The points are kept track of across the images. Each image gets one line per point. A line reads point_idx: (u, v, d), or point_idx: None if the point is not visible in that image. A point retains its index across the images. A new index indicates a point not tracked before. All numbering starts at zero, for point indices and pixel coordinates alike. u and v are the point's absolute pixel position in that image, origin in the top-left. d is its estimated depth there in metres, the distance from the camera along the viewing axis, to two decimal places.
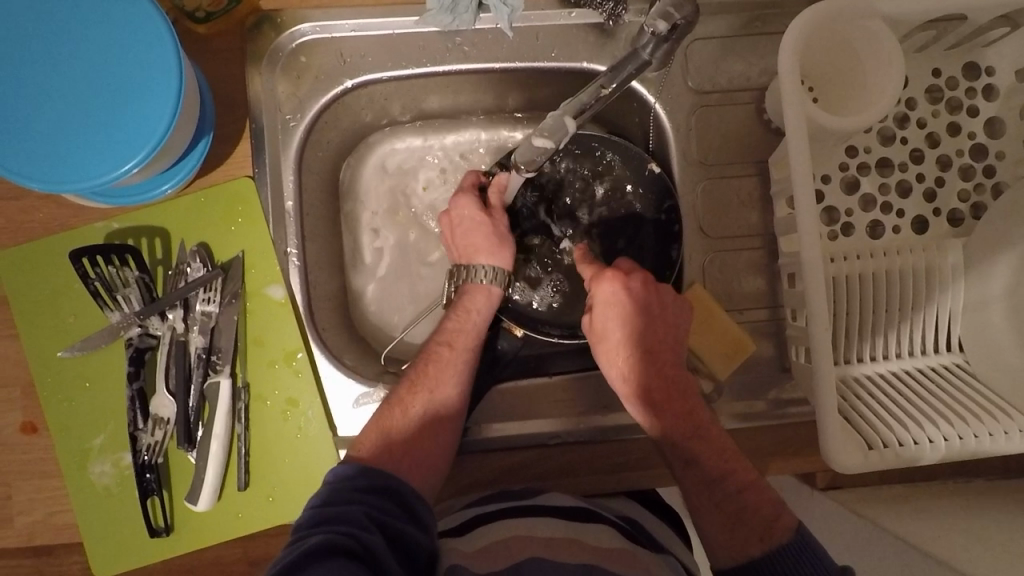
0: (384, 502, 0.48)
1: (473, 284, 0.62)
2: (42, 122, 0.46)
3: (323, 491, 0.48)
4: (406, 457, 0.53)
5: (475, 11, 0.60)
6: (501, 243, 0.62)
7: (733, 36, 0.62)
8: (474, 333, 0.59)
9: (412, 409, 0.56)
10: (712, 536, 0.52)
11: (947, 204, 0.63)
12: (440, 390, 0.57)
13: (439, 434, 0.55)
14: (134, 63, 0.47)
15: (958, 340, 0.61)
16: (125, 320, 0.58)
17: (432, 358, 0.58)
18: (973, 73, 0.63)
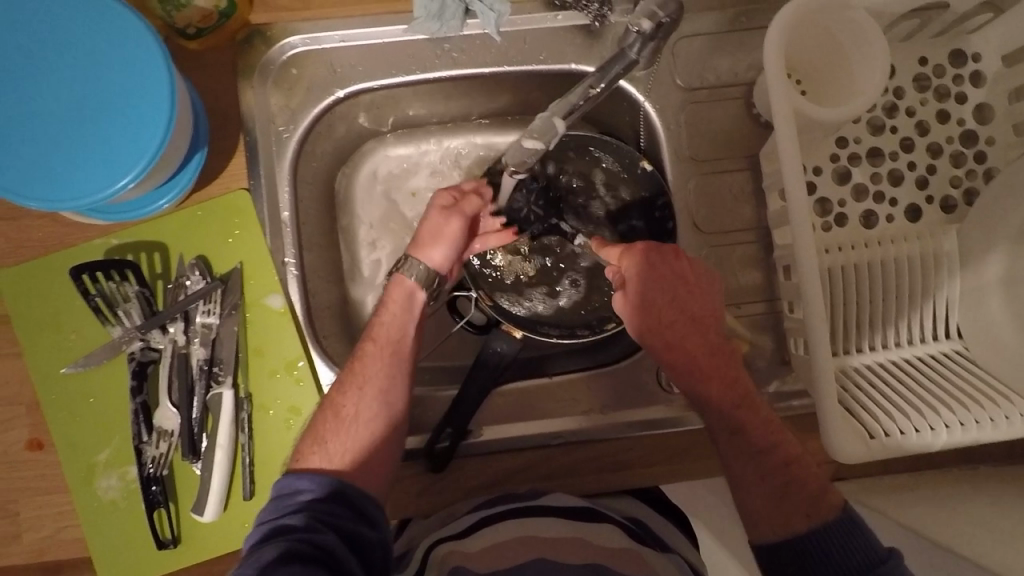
0: (333, 505, 0.48)
1: (400, 278, 0.59)
2: (39, 143, 0.47)
3: (270, 504, 0.48)
4: (343, 457, 0.52)
5: (462, 17, 0.60)
6: (437, 240, 0.60)
7: (719, 32, 0.63)
8: (399, 326, 0.57)
9: (342, 408, 0.54)
10: (753, 507, 0.52)
11: (939, 192, 0.63)
12: (369, 385, 0.55)
13: (373, 428, 0.53)
14: (127, 81, 0.48)
15: (956, 328, 0.61)
16: (127, 335, 0.59)
17: (360, 357, 0.56)
18: (960, 61, 0.63)
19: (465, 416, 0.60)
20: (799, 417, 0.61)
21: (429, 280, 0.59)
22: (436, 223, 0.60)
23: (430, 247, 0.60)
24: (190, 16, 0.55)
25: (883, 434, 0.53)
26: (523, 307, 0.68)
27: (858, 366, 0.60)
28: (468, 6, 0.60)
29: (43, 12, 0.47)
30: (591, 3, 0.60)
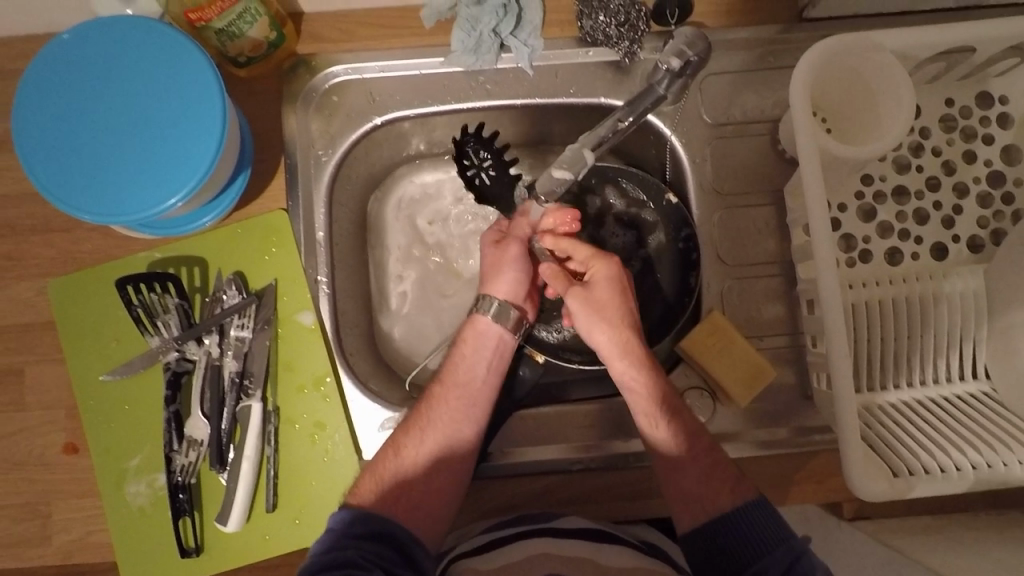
0: (387, 551, 0.50)
1: (477, 318, 0.61)
2: (99, 161, 0.50)
3: (323, 535, 0.51)
4: (400, 498, 0.54)
5: (497, 51, 0.63)
6: (500, 271, 0.61)
7: (746, 71, 0.65)
8: (468, 369, 0.59)
9: (404, 448, 0.57)
10: (685, 487, 0.54)
11: (967, 231, 0.63)
12: (433, 427, 0.57)
13: (434, 472, 0.56)
14: (183, 106, 0.51)
15: (984, 368, 0.60)
16: (163, 345, 0.61)
17: (430, 398, 0.59)
18: (986, 103, 0.64)
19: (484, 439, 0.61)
20: (820, 452, 0.61)
21: (507, 314, 0.61)
22: (494, 255, 0.62)
23: (498, 281, 0.61)
24: (241, 46, 0.59)
25: (907, 473, 0.52)
26: (546, 332, 0.69)
27: (882, 403, 0.60)
28: (503, 41, 0.63)
29: (112, 44, 0.50)
30: (621, 41, 0.62)
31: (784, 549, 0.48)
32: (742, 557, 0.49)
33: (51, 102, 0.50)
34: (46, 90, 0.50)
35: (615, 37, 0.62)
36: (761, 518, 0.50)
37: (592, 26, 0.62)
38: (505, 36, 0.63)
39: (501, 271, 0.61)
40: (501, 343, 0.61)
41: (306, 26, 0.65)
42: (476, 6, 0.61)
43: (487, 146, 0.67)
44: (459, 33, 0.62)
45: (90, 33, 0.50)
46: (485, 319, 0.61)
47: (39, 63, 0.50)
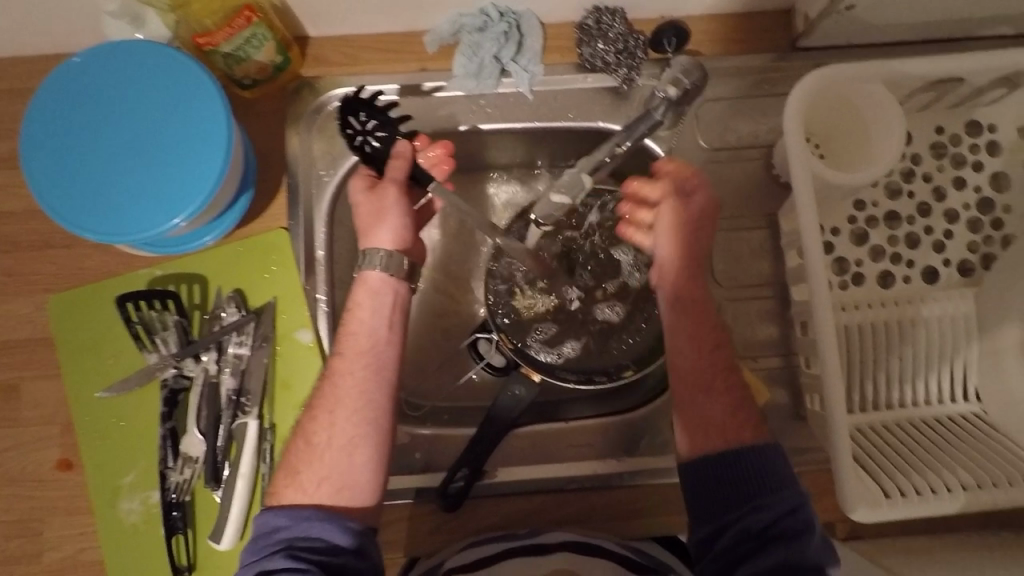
0: (312, 540, 0.50)
1: (366, 274, 0.57)
2: (107, 184, 0.51)
3: (254, 542, 0.51)
4: (319, 484, 0.52)
5: (497, 77, 0.65)
6: (381, 217, 0.56)
7: (740, 98, 0.66)
8: (369, 331, 0.56)
9: (314, 434, 0.54)
10: (709, 414, 0.53)
11: (957, 255, 0.64)
12: (341, 406, 0.54)
13: (351, 449, 0.53)
14: (191, 130, 0.52)
15: (974, 391, 0.61)
16: (161, 362, 0.61)
17: (330, 375, 0.55)
18: (976, 131, 0.65)
19: (482, 457, 0.60)
20: (811, 473, 0.62)
21: (397, 264, 0.57)
22: (371, 202, 0.56)
23: (379, 230, 0.56)
24: (247, 69, 0.60)
25: (899, 494, 0.52)
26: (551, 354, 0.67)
27: (875, 425, 0.60)
28: (503, 67, 0.65)
29: (122, 69, 0.52)
30: (620, 67, 0.64)
31: (791, 493, 0.49)
32: (747, 489, 0.50)
33: (64, 126, 0.51)
34: (60, 114, 0.51)
35: (614, 63, 0.64)
36: (766, 463, 0.50)
37: (591, 53, 0.64)
38: (506, 62, 0.64)
39: (382, 219, 0.56)
40: (398, 295, 0.57)
41: (310, 49, 0.66)
42: (478, 33, 0.63)
43: (381, 115, 0.55)
44: (461, 58, 0.64)
45: (104, 59, 0.52)
46: (375, 273, 0.56)
47: (53, 87, 0.51)
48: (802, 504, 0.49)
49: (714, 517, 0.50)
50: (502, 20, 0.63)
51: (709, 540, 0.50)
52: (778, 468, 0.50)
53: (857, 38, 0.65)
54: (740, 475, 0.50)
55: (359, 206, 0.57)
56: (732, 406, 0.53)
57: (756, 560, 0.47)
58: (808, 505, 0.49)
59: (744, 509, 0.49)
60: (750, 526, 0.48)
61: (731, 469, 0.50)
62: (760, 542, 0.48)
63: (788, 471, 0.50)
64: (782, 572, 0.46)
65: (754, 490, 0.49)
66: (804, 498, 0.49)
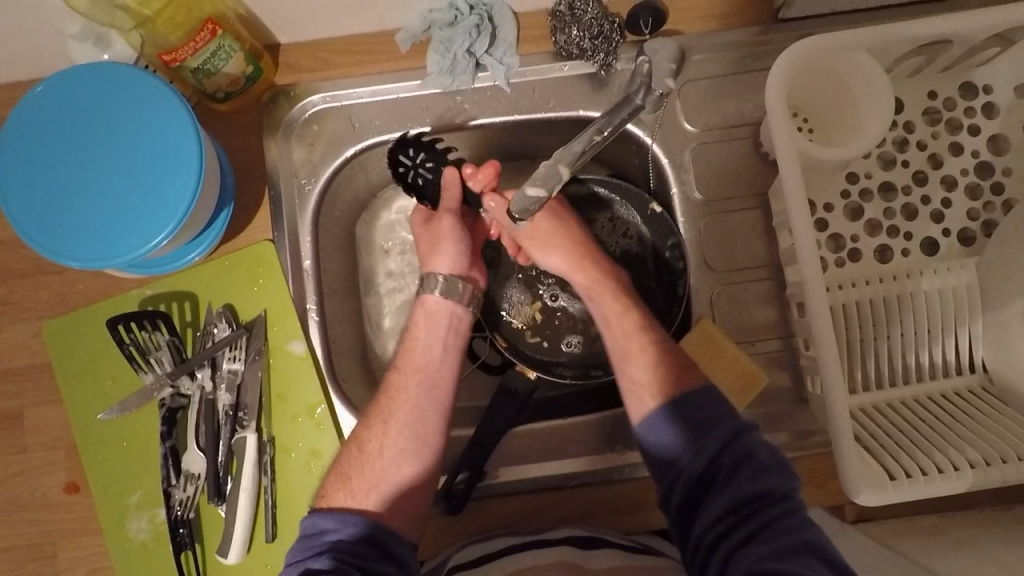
0: (361, 545, 0.48)
1: (426, 298, 0.59)
2: (77, 206, 0.51)
3: (298, 543, 0.50)
4: (367, 492, 0.52)
5: (472, 71, 0.63)
6: (437, 245, 0.60)
7: (723, 76, 0.64)
8: (425, 349, 0.57)
9: (366, 443, 0.54)
10: (643, 378, 0.53)
11: (957, 224, 0.62)
12: (395, 419, 0.54)
13: (401, 460, 0.53)
14: (158, 152, 0.51)
15: (981, 362, 0.59)
16: (157, 382, 0.61)
17: (388, 390, 0.56)
18: (970, 93, 0.63)
19: (482, 457, 0.60)
20: (816, 455, 0.61)
21: (456, 287, 0.59)
22: (428, 233, 0.60)
23: (436, 255, 0.60)
24: (219, 82, 0.59)
25: (904, 475, 0.52)
26: (564, 345, 0.68)
27: (879, 404, 0.59)
28: (478, 60, 0.63)
29: (84, 94, 0.51)
30: (596, 53, 0.62)
31: (725, 427, 0.48)
32: (689, 429, 0.49)
33: (30, 146, 0.51)
34: (26, 134, 0.51)
35: (591, 49, 0.62)
36: (704, 401, 0.50)
37: (566, 40, 0.62)
38: (480, 55, 0.63)
39: (438, 245, 0.59)
40: (455, 318, 0.59)
41: (283, 57, 0.65)
42: (449, 27, 0.62)
43: (429, 149, 0.61)
44: (434, 55, 0.63)
45: (63, 84, 0.51)
46: (434, 296, 0.59)
47: (18, 121, 0.51)
48: (744, 431, 0.48)
49: (666, 478, 0.49)
50: (473, 13, 0.62)
51: (668, 496, 0.49)
52: (710, 403, 0.50)
53: (843, 5, 0.62)
54: (680, 423, 0.49)
55: (420, 238, 0.61)
56: (660, 359, 0.53)
57: (712, 508, 0.46)
58: (751, 432, 0.48)
59: (686, 453, 0.48)
60: (692, 478, 0.47)
61: (676, 419, 0.49)
62: (709, 492, 0.47)
63: (719, 403, 0.50)
64: (737, 513, 0.46)
65: (695, 433, 0.49)
66: (746, 425, 0.48)
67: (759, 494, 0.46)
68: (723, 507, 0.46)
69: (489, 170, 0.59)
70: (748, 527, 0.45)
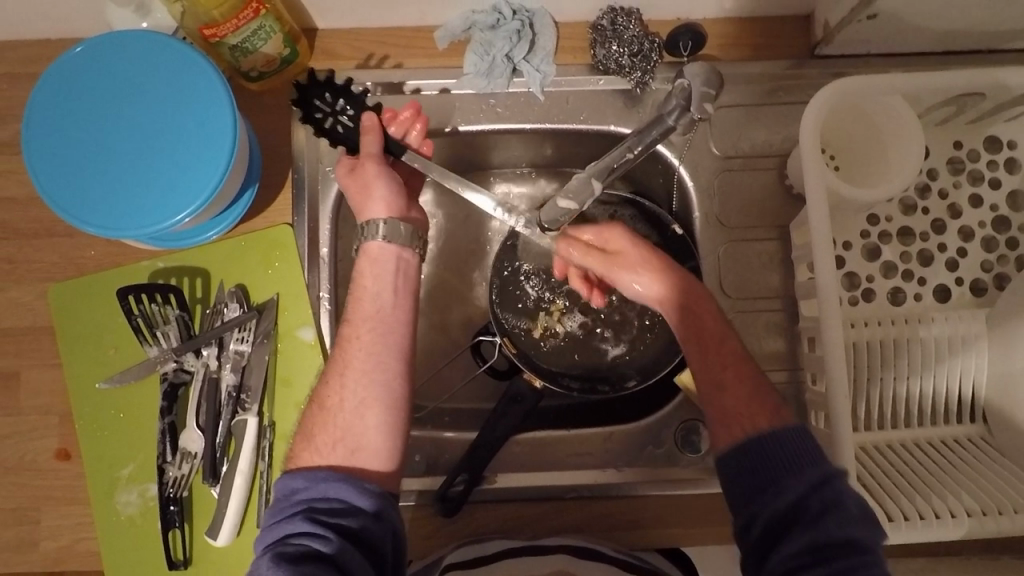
0: (332, 500, 0.47)
1: (368, 245, 0.56)
2: (94, 170, 0.50)
3: (274, 503, 0.48)
4: (331, 446, 0.50)
5: (508, 76, 0.63)
6: (370, 189, 0.56)
7: (754, 105, 0.65)
8: (374, 298, 0.54)
9: (327, 398, 0.52)
10: (730, 408, 0.50)
11: (970, 274, 0.63)
12: (351, 368, 0.52)
13: (362, 410, 0.51)
14: (187, 146, 0.51)
15: (982, 412, 0.60)
16: (161, 356, 0.60)
17: (341, 341, 0.54)
18: (994, 146, 0.64)
19: (482, 462, 0.60)
20: None
21: (397, 230, 0.56)
22: (355, 179, 0.57)
23: (368, 200, 0.56)
24: (255, 62, 0.59)
25: (902, 518, 0.52)
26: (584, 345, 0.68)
27: (880, 444, 0.60)
28: (515, 66, 0.63)
29: (124, 63, 0.51)
30: (634, 71, 0.62)
31: (812, 470, 0.45)
32: (771, 470, 0.46)
33: (65, 95, 0.50)
34: (66, 80, 0.50)
35: (628, 66, 0.62)
36: (794, 443, 0.46)
37: (605, 55, 0.62)
38: (518, 61, 0.63)
39: (370, 190, 0.56)
40: (401, 260, 0.56)
41: (320, 42, 0.65)
42: (490, 30, 0.62)
43: (348, 95, 0.58)
44: (473, 56, 0.63)
45: (103, 50, 0.50)
46: (377, 243, 0.55)
47: (53, 82, 0.50)
48: (835, 476, 0.45)
49: (746, 506, 0.46)
50: (516, 18, 0.62)
51: (745, 529, 0.46)
52: (803, 444, 0.46)
53: (879, 48, 0.63)
54: (763, 460, 0.46)
55: (349, 189, 0.58)
56: (750, 392, 0.50)
57: (791, 542, 0.43)
58: (838, 481, 0.45)
59: (767, 492, 0.45)
60: (776, 514, 0.44)
61: (757, 457, 0.47)
62: (792, 528, 0.44)
63: (810, 445, 0.46)
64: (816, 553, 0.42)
65: (781, 472, 0.46)
66: (832, 473, 0.45)
67: (845, 541, 0.42)
68: (803, 545, 0.42)
69: (410, 112, 0.59)
70: (827, 568, 0.41)
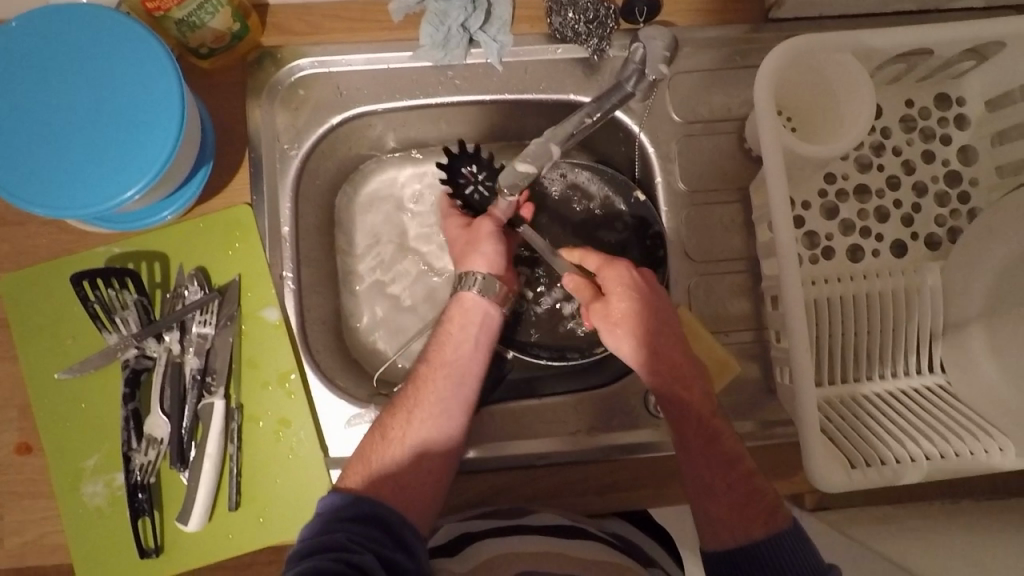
0: (371, 526, 0.50)
1: (464, 295, 0.63)
2: (38, 146, 0.49)
3: (310, 522, 0.50)
4: (382, 476, 0.54)
5: (465, 46, 0.63)
6: (476, 247, 0.63)
7: (712, 70, 0.65)
8: (456, 344, 0.61)
9: (392, 430, 0.57)
10: (717, 514, 0.54)
11: (924, 228, 0.65)
12: (420, 408, 0.57)
13: (421, 451, 0.56)
14: (137, 114, 0.49)
15: (939, 362, 0.62)
16: (121, 342, 0.59)
17: (416, 380, 0.59)
18: (945, 104, 0.66)
19: None
20: (780, 444, 0.62)
21: (491, 287, 0.63)
22: (466, 235, 0.65)
23: (473, 256, 0.63)
24: (203, 37, 0.58)
25: (864, 463, 0.54)
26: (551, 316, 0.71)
27: (843, 397, 0.61)
28: (471, 36, 0.63)
29: (58, 36, 0.49)
30: (590, 38, 0.62)
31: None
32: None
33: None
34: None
35: (585, 33, 0.62)
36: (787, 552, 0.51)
37: (562, 22, 0.62)
38: (474, 31, 0.62)
39: (478, 247, 0.63)
40: (489, 318, 0.63)
41: (271, 17, 0.64)
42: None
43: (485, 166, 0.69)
44: (428, 27, 0.62)
45: (34, 23, 0.49)
46: (471, 295, 0.62)
47: None
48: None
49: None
50: None
51: None
52: (796, 551, 0.51)
53: (830, 9, 0.64)
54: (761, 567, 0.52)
55: (459, 240, 0.65)
56: (743, 501, 0.54)
57: None
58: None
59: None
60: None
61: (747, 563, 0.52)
62: None
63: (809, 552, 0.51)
64: None
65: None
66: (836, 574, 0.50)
67: None
68: None
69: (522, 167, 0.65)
70: None
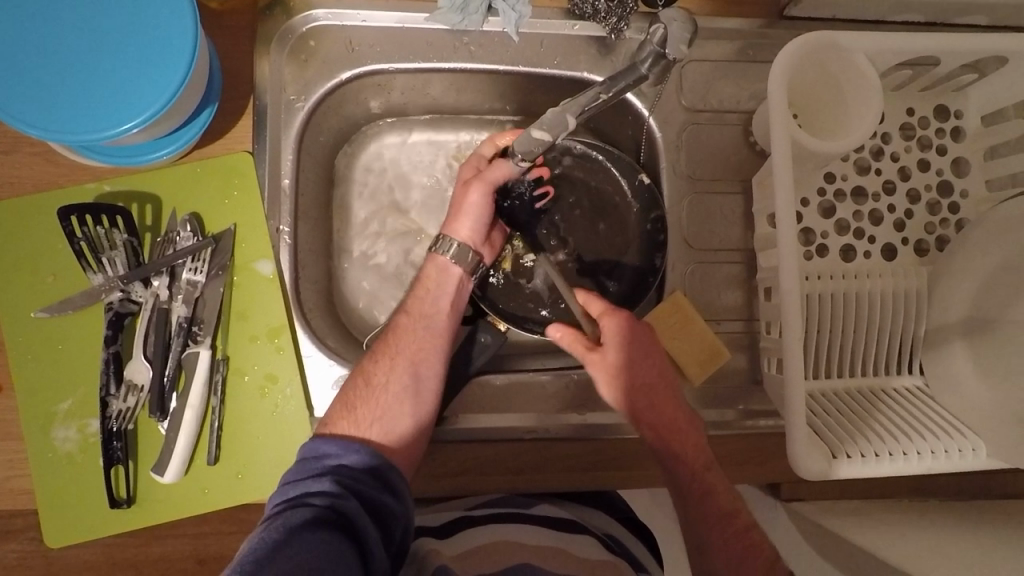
0: (359, 472, 0.50)
1: (436, 257, 0.62)
2: (35, 66, 0.46)
3: (297, 466, 0.50)
4: (374, 422, 0.54)
5: (484, 13, 0.62)
6: (462, 214, 0.62)
7: (724, 61, 0.66)
8: (433, 306, 0.60)
9: (374, 377, 0.56)
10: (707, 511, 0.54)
11: (915, 234, 0.67)
12: (401, 358, 0.57)
13: (405, 397, 0.56)
14: (143, 46, 0.47)
15: (919, 365, 0.64)
16: (107, 284, 0.57)
17: (396, 329, 0.59)
18: (944, 115, 0.68)
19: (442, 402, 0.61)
20: (765, 434, 0.63)
21: (465, 255, 0.62)
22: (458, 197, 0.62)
23: (459, 222, 0.62)
24: None
25: (846, 455, 0.55)
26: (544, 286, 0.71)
27: (826, 391, 0.62)
28: (490, 4, 0.62)
29: None
30: (609, 16, 0.62)
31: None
32: None
33: None
34: None
35: (604, 11, 0.62)
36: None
37: None
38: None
39: (464, 212, 0.61)
40: (461, 285, 0.62)
41: None
42: None
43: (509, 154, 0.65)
44: None
45: None
46: (444, 257, 0.62)
47: None
48: None
49: None
50: None
51: None
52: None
53: (843, 12, 0.65)
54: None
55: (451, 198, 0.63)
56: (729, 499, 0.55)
57: None
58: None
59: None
60: None
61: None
62: None
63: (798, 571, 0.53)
64: None
65: None
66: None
67: None
68: None
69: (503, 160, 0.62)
70: None
